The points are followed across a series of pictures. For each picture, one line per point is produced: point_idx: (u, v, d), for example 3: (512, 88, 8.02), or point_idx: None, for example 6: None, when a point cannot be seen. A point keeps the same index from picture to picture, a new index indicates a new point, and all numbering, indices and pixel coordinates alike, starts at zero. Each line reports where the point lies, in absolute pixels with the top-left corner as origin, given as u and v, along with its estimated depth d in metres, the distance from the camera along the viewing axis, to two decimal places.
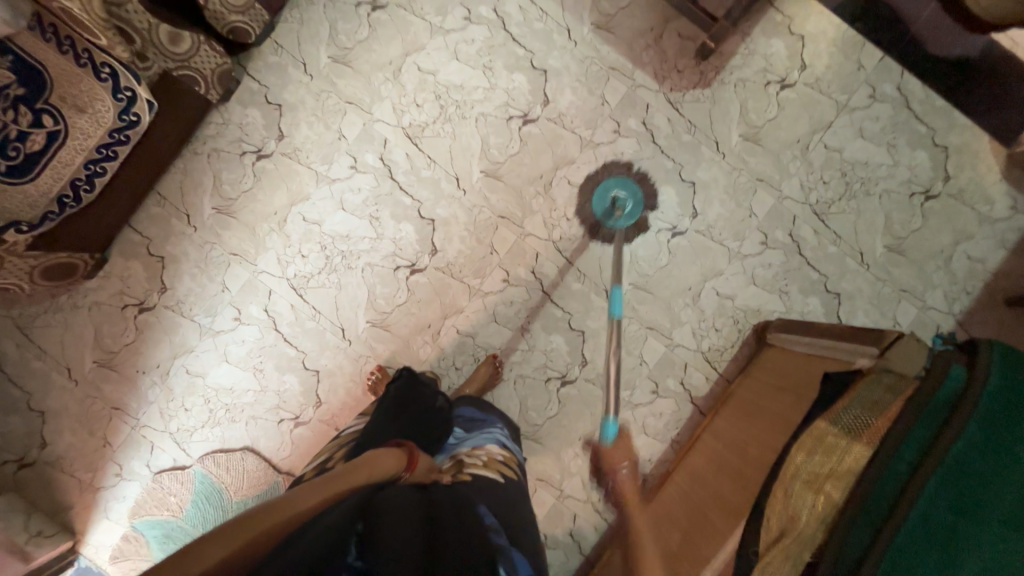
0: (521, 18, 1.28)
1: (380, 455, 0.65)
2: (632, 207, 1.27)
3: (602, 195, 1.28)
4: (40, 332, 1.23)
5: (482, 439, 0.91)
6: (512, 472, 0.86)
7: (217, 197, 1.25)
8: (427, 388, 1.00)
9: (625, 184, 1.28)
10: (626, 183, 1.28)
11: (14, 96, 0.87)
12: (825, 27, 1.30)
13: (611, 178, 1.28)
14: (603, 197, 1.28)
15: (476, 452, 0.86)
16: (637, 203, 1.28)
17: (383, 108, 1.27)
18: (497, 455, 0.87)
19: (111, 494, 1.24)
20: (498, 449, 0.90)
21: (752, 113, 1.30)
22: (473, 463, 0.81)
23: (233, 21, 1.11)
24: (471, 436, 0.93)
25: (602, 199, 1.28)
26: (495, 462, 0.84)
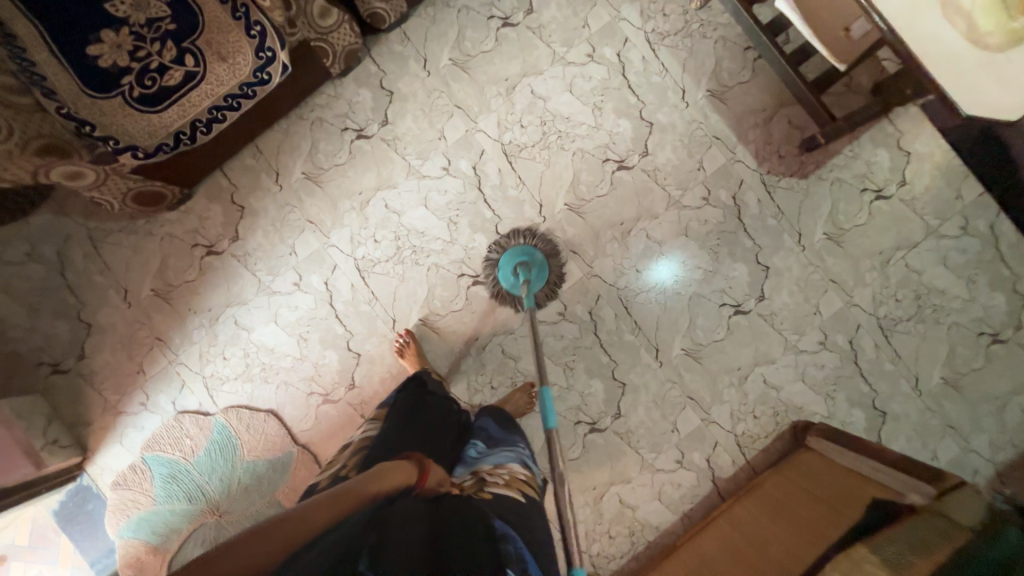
0: (641, 69, 1.30)
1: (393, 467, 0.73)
2: (540, 274, 1.25)
3: (507, 275, 1.25)
4: (110, 249, 1.26)
5: (503, 456, 0.93)
6: (533, 490, 0.88)
7: (309, 163, 1.28)
8: (429, 399, 1.06)
9: (523, 251, 1.25)
10: (522, 249, 1.26)
11: (164, 30, 0.91)
12: (933, 150, 1.30)
13: (507, 254, 1.26)
14: (508, 274, 1.25)
15: (496, 470, 0.88)
16: (542, 267, 1.25)
17: (487, 120, 1.29)
18: (518, 475, 0.88)
19: (131, 422, 1.25)
20: (518, 467, 0.91)
21: (842, 215, 1.30)
22: (492, 481, 0.84)
23: (376, 7, 1.15)
24: (492, 452, 0.95)
25: (507, 277, 1.25)
26: (515, 480, 0.86)
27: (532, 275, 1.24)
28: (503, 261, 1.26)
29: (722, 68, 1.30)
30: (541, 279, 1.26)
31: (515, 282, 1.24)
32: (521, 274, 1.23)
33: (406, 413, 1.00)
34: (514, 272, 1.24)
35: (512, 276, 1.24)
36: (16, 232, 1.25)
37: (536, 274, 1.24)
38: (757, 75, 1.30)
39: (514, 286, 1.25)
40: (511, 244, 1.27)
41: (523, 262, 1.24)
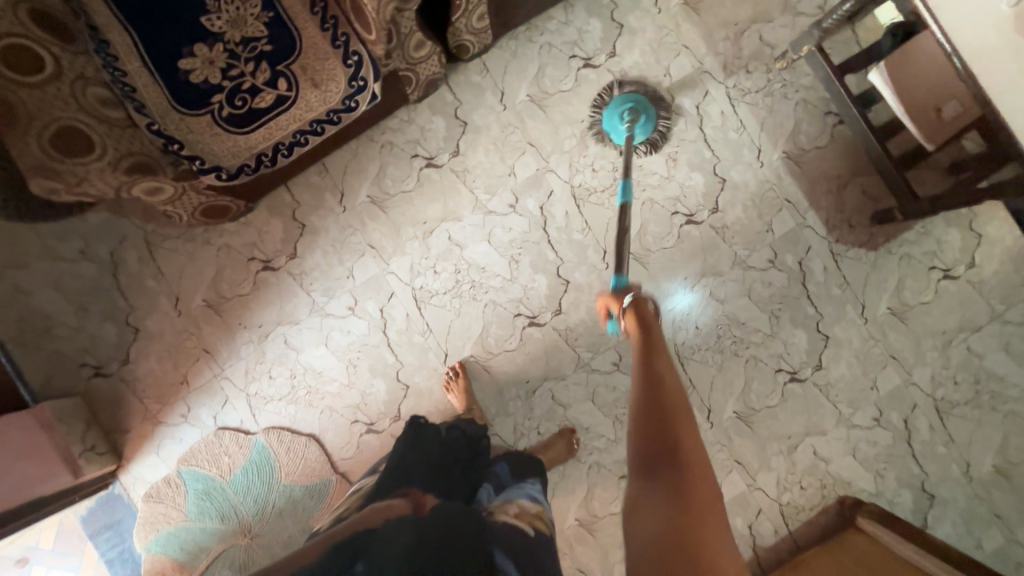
0: (719, 124, 1.28)
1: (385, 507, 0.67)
2: (647, 120, 1.22)
3: (613, 119, 1.22)
4: (165, 254, 1.23)
5: (513, 491, 0.84)
6: (546, 527, 0.79)
7: (375, 188, 1.26)
8: (439, 430, 0.96)
9: (633, 98, 1.21)
10: (631, 96, 1.21)
11: (260, 51, 0.93)
12: (1006, 234, 1.27)
13: (612, 101, 1.22)
14: (615, 118, 1.22)
15: (505, 504, 0.79)
16: (650, 113, 1.22)
17: (559, 161, 1.28)
18: (529, 508, 0.80)
19: (169, 433, 1.23)
20: (529, 502, 0.82)
21: (907, 291, 1.28)
22: (503, 511, 0.76)
23: (464, 40, 1.13)
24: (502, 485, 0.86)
25: (614, 117, 1.22)
26: (527, 513, 0.78)
27: (638, 121, 1.21)
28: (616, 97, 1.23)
29: (800, 131, 1.28)
30: (648, 125, 1.22)
31: (621, 127, 1.22)
32: (629, 117, 1.20)
33: (416, 449, 0.89)
34: (621, 116, 1.21)
35: (617, 119, 1.21)
36: (71, 228, 1.22)
37: (643, 120, 1.21)
38: (836, 141, 1.28)
39: (619, 132, 1.22)
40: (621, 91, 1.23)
41: (631, 108, 1.21)
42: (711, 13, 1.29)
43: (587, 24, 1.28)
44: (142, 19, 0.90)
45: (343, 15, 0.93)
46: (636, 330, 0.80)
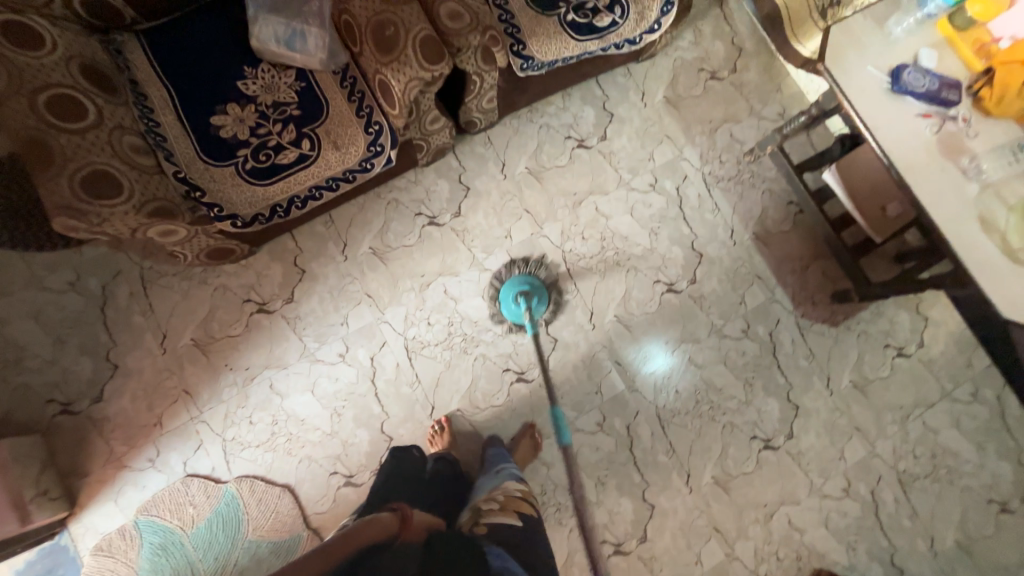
0: (696, 205, 1.43)
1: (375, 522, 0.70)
2: (540, 300, 1.31)
3: (509, 303, 1.29)
4: (159, 291, 1.24)
5: (499, 479, 0.97)
6: (532, 506, 0.90)
7: (378, 240, 1.32)
8: (420, 458, 1.08)
9: (525, 279, 1.31)
10: (522, 278, 1.31)
11: (289, 114, 1.02)
12: (948, 319, 1.42)
13: (505, 287, 1.30)
14: (510, 303, 1.29)
15: (492, 495, 0.90)
16: (542, 293, 1.32)
17: (552, 228, 1.38)
18: (513, 492, 0.90)
19: (132, 479, 1.16)
20: (513, 485, 0.93)
21: (866, 366, 1.39)
22: (489, 509, 0.85)
23: (473, 117, 1.25)
24: (488, 479, 1.00)
25: (509, 304, 1.29)
26: (511, 500, 0.88)
27: (533, 301, 1.30)
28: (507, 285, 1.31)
29: (767, 216, 1.43)
30: (542, 304, 1.31)
31: (516, 307, 1.29)
32: (523, 299, 1.28)
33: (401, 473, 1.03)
34: (517, 303, 1.29)
35: (513, 301, 1.29)
36: (66, 259, 1.22)
37: (537, 300, 1.30)
38: (799, 227, 1.43)
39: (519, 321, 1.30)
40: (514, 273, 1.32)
41: (524, 290, 1.30)
42: (689, 110, 1.47)
43: (582, 111, 1.44)
44: (182, 81, 0.99)
45: (369, 90, 1.03)
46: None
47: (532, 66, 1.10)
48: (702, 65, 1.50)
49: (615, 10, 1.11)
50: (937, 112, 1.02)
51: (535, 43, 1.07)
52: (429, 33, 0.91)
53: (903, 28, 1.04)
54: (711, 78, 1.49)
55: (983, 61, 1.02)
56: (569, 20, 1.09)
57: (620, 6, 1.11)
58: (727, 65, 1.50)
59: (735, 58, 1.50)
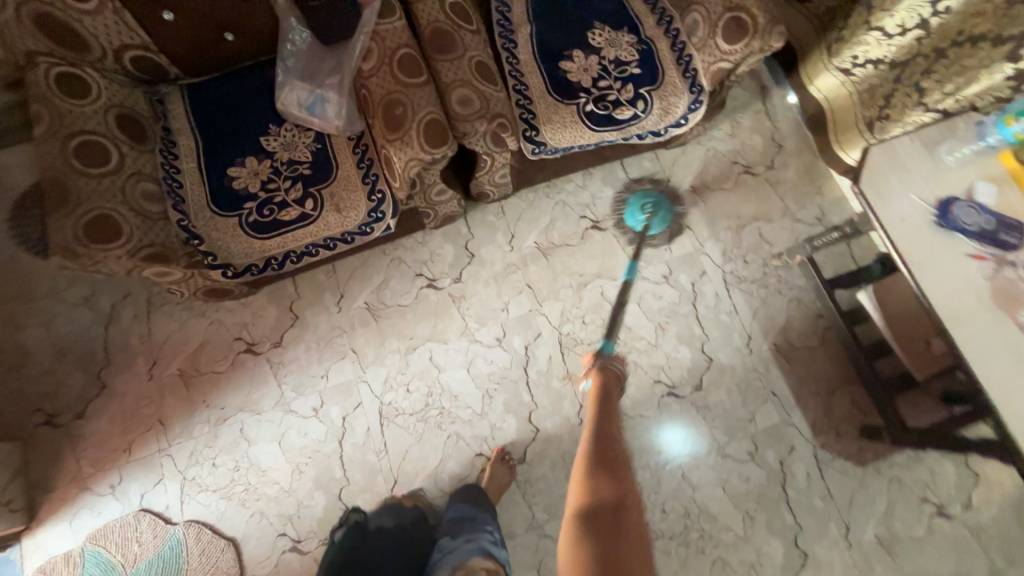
0: (711, 304, 1.32)
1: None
2: (663, 220, 1.29)
3: (633, 209, 1.29)
4: (160, 317, 1.27)
5: (466, 552, 0.93)
6: None
7: (374, 296, 1.31)
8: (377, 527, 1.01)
9: (657, 197, 1.30)
10: (649, 194, 1.30)
11: (300, 174, 1.05)
12: (1004, 480, 1.20)
13: (636, 196, 1.31)
14: (635, 211, 1.29)
15: None
16: (668, 213, 1.30)
17: (552, 306, 1.32)
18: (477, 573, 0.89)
19: (90, 503, 1.16)
20: (479, 562, 0.90)
21: (896, 520, 1.18)
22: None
23: (486, 189, 1.24)
24: (455, 547, 0.95)
25: (636, 207, 1.29)
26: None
27: (658, 214, 1.28)
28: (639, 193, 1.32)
29: (791, 327, 1.31)
30: (663, 223, 1.30)
31: (640, 217, 1.29)
32: (649, 210, 1.27)
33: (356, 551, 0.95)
34: (643, 207, 1.28)
35: (638, 210, 1.29)
36: (85, 276, 1.29)
37: (660, 216, 1.28)
38: (827, 344, 1.29)
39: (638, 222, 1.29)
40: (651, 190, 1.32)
41: (654, 205, 1.29)
42: (716, 203, 1.40)
43: (601, 192, 1.40)
44: (208, 134, 1.05)
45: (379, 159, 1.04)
46: (599, 399, 0.86)
47: (544, 150, 1.08)
48: (736, 158, 1.42)
49: (638, 104, 1.07)
50: (993, 254, 0.89)
51: (549, 130, 1.06)
52: (436, 116, 0.92)
53: (955, 158, 0.93)
54: (744, 172, 1.42)
55: None
56: (588, 110, 1.06)
57: (643, 100, 1.08)
58: (764, 160, 1.42)
59: (772, 155, 1.42)
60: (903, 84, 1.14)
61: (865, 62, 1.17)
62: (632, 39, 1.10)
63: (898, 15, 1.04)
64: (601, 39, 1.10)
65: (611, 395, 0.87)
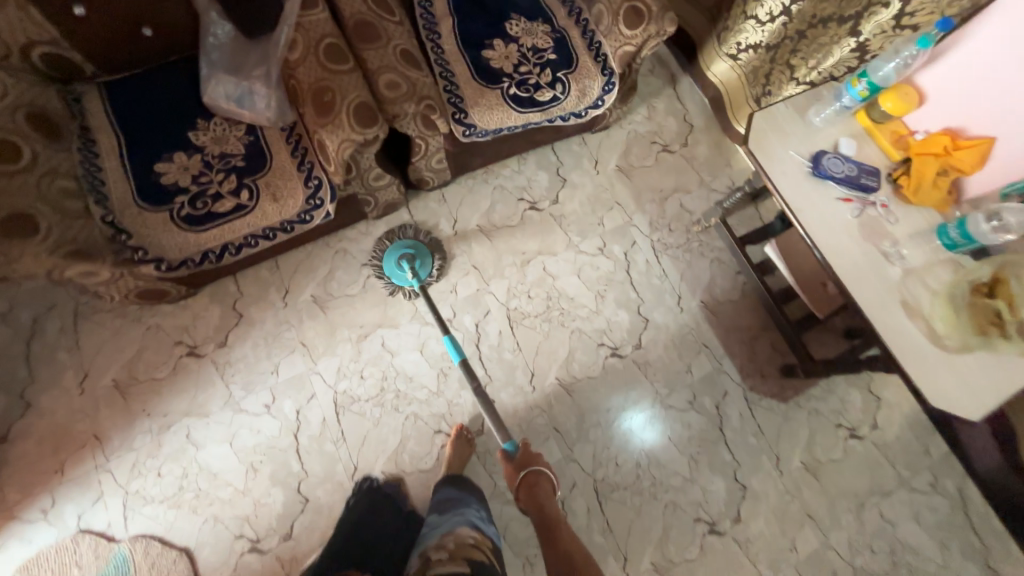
0: (644, 269, 1.44)
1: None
2: (426, 262, 1.31)
3: (392, 268, 1.28)
4: (90, 327, 1.21)
5: (454, 522, 0.94)
6: (483, 555, 0.88)
7: (321, 288, 1.32)
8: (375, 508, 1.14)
9: (408, 245, 1.31)
10: (402, 244, 1.31)
11: (233, 166, 1.05)
12: (902, 401, 1.37)
13: (389, 250, 1.29)
14: (395, 268, 1.28)
15: (443, 543, 0.88)
16: (425, 255, 1.32)
17: (499, 284, 1.38)
18: (465, 539, 0.89)
19: (20, 531, 1.09)
20: (467, 532, 0.91)
21: (818, 447, 1.33)
22: (438, 559, 0.83)
23: (424, 175, 1.29)
24: (443, 521, 0.96)
25: (393, 266, 1.28)
26: (461, 547, 0.86)
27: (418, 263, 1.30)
28: (394, 246, 1.30)
29: (715, 285, 1.44)
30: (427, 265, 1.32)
31: (402, 274, 1.28)
32: (406, 263, 1.27)
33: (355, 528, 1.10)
34: (400, 263, 1.28)
35: (397, 267, 1.28)
36: (2, 290, 1.21)
37: (420, 262, 1.30)
38: (747, 297, 1.44)
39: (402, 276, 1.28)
40: (394, 238, 1.32)
41: (408, 256, 1.29)
42: (641, 180, 1.52)
43: (535, 175, 1.49)
44: (132, 131, 1.04)
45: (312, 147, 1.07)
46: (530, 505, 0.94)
47: (475, 132, 1.15)
48: (655, 138, 1.56)
49: (557, 86, 1.17)
50: (858, 197, 1.05)
51: (477, 113, 1.13)
52: (363, 100, 0.97)
53: (823, 118, 1.09)
54: (663, 150, 1.56)
55: (901, 151, 1.07)
56: (512, 93, 1.15)
57: (561, 83, 1.18)
58: (679, 139, 1.57)
59: (686, 133, 1.58)
60: (778, 62, 1.31)
61: (747, 48, 1.32)
62: (547, 29, 1.20)
63: (767, 6, 1.20)
64: (518, 29, 1.19)
65: (540, 496, 0.95)
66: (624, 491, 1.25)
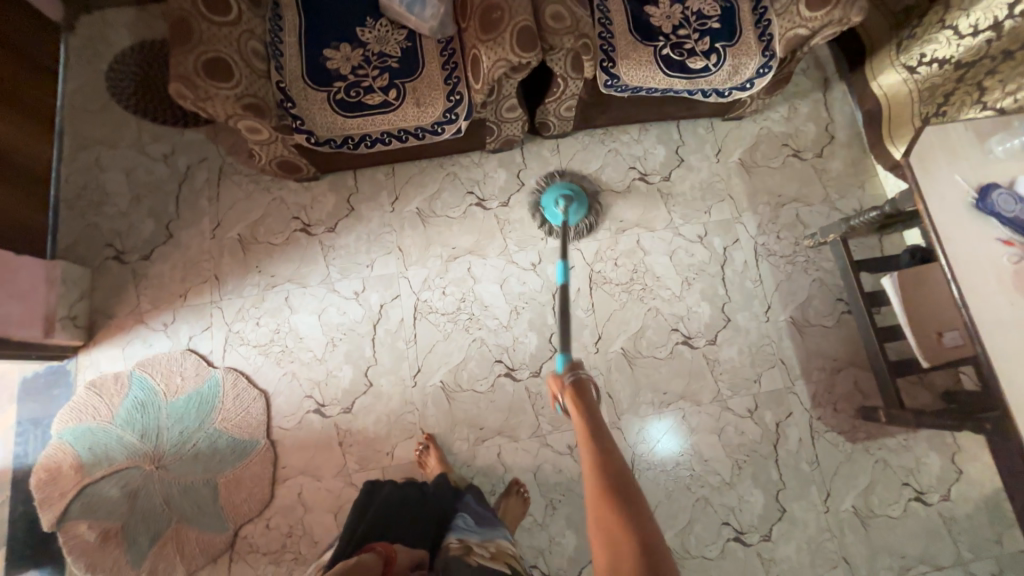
0: (739, 269, 1.39)
1: (359, 561, 0.69)
2: (581, 207, 1.34)
3: (550, 206, 1.34)
4: (229, 184, 1.37)
5: (491, 531, 0.92)
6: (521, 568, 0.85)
7: (426, 203, 1.39)
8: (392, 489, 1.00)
9: (566, 186, 1.34)
10: (563, 185, 1.35)
11: (388, 65, 1.12)
12: (985, 480, 1.26)
13: (550, 187, 1.35)
14: (550, 206, 1.34)
15: (484, 541, 0.86)
16: (582, 200, 1.35)
17: (589, 244, 1.39)
18: (506, 548, 0.87)
19: (143, 335, 1.28)
20: (506, 543, 0.89)
21: (875, 497, 1.25)
22: (481, 552, 0.82)
23: (548, 120, 1.31)
24: (479, 523, 0.94)
25: (551, 201, 1.34)
26: (503, 553, 0.84)
27: (572, 206, 1.33)
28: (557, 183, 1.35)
29: (810, 304, 1.37)
30: (581, 210, 1.35)
31: (557, 211, 1.34)
32: (563, 201, 1.32)
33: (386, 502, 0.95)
34: (556, 201, 1.33)
35: (554, 203, 1.33)
36: (168, 134, 1.39)
37: (576, 206, 1.33)
38: (841, 327, 1.35)
39: (553, 213, 1.35)
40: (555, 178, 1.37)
41: (566, 195, 1.34)
42: (761, 179, 1.45)
43: (653, 148, 1.46)
44: (313, 16, 1.14)
45: (462, 64, 1.12)
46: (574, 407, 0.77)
47: (616, 85, 1.15)
48: (788, 141, 1.48)
49: (711, 57, 1.14)
50: (1022, 243, 0.95)
51: (625, 66, 1.12)
52: (528, 24, 0.99)
53: (1005, 149, 0.98)
54: (793, 155, 1.47)
55: None
56: (664, 53, 1.13)
57: (717, 54, 1.14)
58: (814, 148, 1.47)
59: (824, 144, 1.47)
60: (965, 83, 1.21)
61: (932, 62, 1.21)
62: None
63: (973, 16, 1.10)
64: None
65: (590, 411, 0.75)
66: (660, 474, 1.25)
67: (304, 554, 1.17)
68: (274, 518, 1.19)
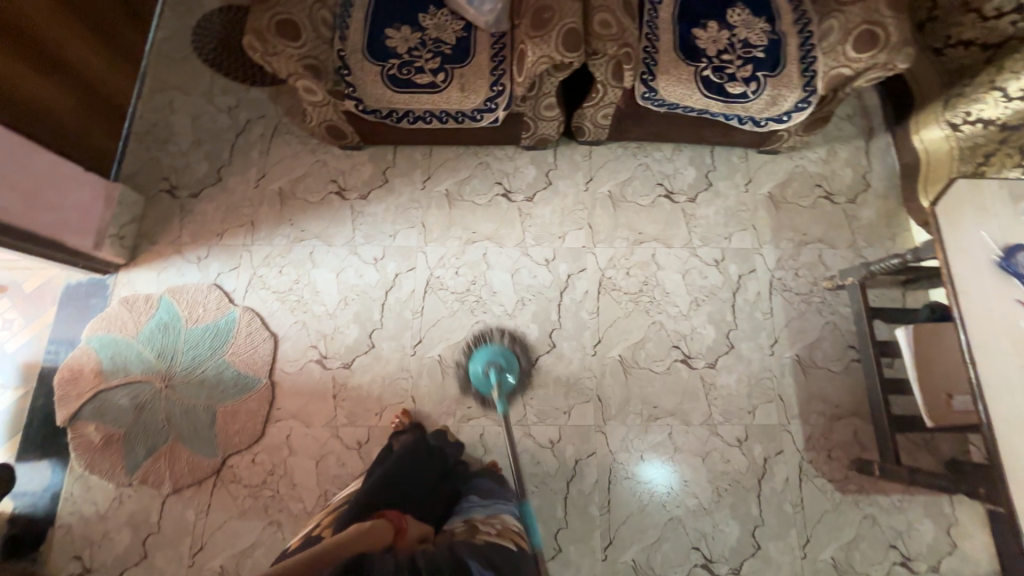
0: (750, 300, 1.38)
1: (370, 526, 0.65)
2: (509, 368, 1.29)
3: (479, 376, 1.29)
4: (280, 142, 1.47)
5: (496, 509, 0.91)
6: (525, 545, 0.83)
7: (456, 187, 1.46)
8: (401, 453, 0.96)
9: (494, 352, 1.30)
10: (492, 351, 1.30)
11: (441, 51, 1.20)
12: (980, 559, 1.19)
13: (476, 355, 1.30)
14: (479, 372, 1.29)
15: (489, 520, 0.84)
16: (509, 359, 1.30)
17: (604, 250, 1.42)
18: (511, 526, 0.85)
19: (178, 265, 1.38)
20: (510, 520, 0.88)
21: (857, 553, 1.20)
22: (485, 530, 0.79)
23: (584, 125, 1.36)
24: (486, 504, 0.92)
25: (479, 373, 1.29)
26: (508, 530, 0.82)
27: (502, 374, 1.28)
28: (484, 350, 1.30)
29: (819, 346, 1.35)
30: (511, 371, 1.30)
31: (486, 380, 1.28)
32: (491, 372, 1.27)
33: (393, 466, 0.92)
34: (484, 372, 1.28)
35: (483, 374, 1.28)
36: (236, 89, 1.52)
37: (506, 372, 1.28)
38: (847, 374, 1.33)
39: (483, 380, 1.29)
40: (482, 342, 1.32)
41: (492, 362, 1.28)
42: (787, 216, 1.45)
43: (683, 169, 1.49)
44: None
45: (510, 59, 1.19)
46: None
47: (653, 99, 1.19)
48: (821, 182, 1.47)
49: (750, 84, 1.16)
50: None
51: (664, 81, 1.16)
52: (576, 27, 1.05)
53: None
54: (824, 197, 1.46)
55: None
56: (705, 74, 1.16)
57: (757, 82, 1.16)
58: (847, 193, 1.46)
59: (858, 191, 1.46)
60: (1006, 146, 1.20)
61: (976, 121, 1.21)
62: (766, 27, 1.19)
63: None
64: (738, 18, 1.20)
65: None
66: (637, 486, 1.25)
67: (282, 493, 1.22)
68: (261, 454, 1.25)
